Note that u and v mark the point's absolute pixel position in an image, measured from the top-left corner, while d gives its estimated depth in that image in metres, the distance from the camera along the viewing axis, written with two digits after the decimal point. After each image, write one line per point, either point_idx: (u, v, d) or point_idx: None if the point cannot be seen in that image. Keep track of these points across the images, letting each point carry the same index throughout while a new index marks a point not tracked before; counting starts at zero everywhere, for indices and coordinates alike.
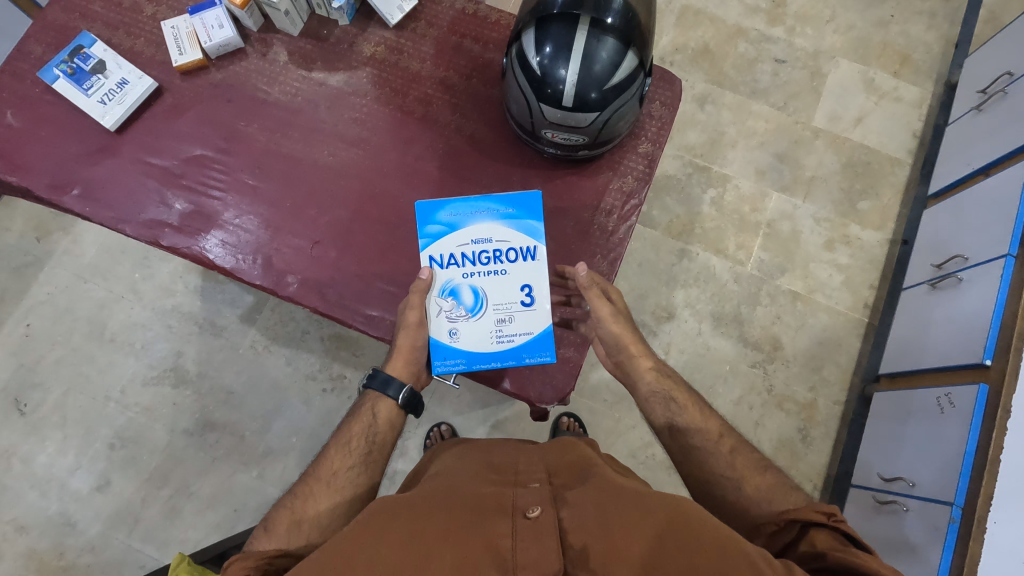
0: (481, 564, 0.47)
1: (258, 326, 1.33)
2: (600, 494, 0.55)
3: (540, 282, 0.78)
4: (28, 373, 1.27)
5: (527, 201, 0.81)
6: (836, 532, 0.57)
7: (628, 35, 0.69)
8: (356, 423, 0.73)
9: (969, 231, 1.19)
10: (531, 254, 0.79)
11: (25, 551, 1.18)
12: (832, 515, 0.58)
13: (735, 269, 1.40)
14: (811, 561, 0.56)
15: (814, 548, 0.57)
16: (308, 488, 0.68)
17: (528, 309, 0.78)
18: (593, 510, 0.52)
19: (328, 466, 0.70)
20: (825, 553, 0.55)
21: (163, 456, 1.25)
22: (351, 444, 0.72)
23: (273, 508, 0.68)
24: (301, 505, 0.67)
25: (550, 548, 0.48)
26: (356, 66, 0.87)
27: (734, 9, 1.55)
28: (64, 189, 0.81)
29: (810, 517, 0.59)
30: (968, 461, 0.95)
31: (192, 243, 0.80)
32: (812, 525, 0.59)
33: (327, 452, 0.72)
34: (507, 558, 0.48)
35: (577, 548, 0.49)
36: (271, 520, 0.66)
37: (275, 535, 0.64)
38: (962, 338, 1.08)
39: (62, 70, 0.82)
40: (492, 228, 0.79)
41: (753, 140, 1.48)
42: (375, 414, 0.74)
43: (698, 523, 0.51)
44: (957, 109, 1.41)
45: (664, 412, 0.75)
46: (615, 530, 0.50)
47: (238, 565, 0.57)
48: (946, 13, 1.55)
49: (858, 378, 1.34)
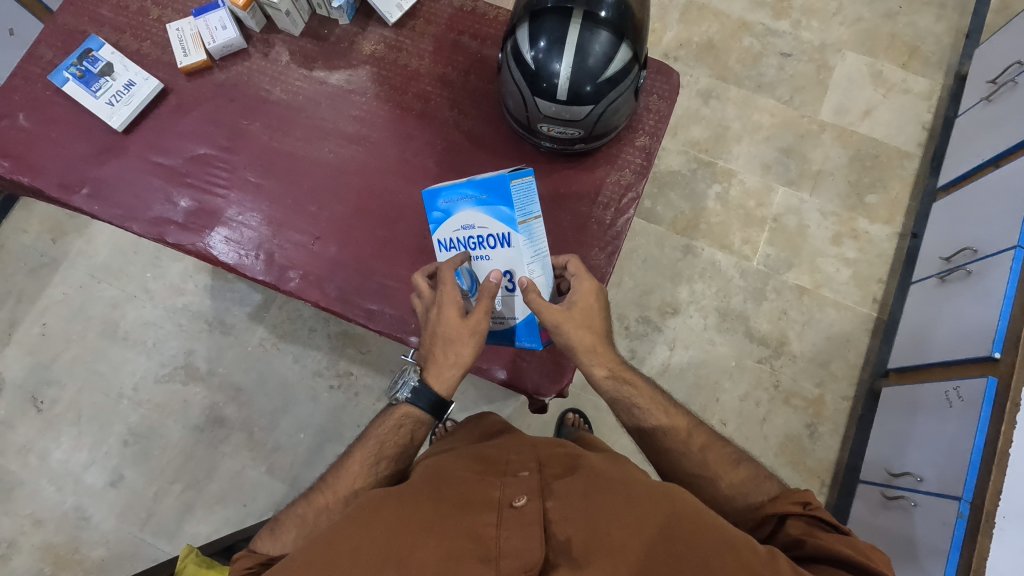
0: (466, 550, 0.48)
1: (266, 324, 1.35)
2: (587, 484, 0.56)
3: (519, 270, 0.71)
4: (45, 370, 1.30)
5: (498, 183, 0.69)
6: (813, 520, 0.61)
7: (622, 28, 0.70)
8: (387, 440, 0.72)
9: (978, 222, 1.18)
10: (507, 242, 0.70)
11: (42, 544, 1.21)
12: (806, 505, 0.63)
13: (741, 265, 1.39)
14: (792, 550, 0.59)
15: (793, 534, 0.60)
16: (321, 498, 0.70)
17: (513, 294, 0.72)
18: (578, 502, 0.54)
19: (347, 482, 0.70)
20: (803, 539, 0.59)
21: (174, 452, 1.27)
22: (378, 464, 0.71)
23: (285, 510, 0.71)
24: (312, 518, 0.69)
25: (533, 536, 0.49)
26: (355, 64, 0.88)
27: (738, 4, 1.54)
28: (73, 188, 0.83)
29: (787, 508, 0.63)
30: (975, 458, 0.94)
31: (197, 240, 0.82)
32: (790, 516, 0.63)
33: (349, 460, 0.72)
34: (491, 544, 0.49)
35: (561, 538, 0.50)
36: (280, 523, 0.69)
37: (281, 540, 0.68)
38: (970, 332, 1.07)
39: (72, 73, 0.84)
40: (473, 216, 0.71)
41: (758, 135, 1.47)
42: (412, 437, 0.72)
43: (682, 513, 0.52)
44: (966, 100, 1.39)
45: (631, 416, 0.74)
46: (599, 521, 0.51)
47: (245, 560, 0.65)
48: (955, 4, 1.53)
49: (866, 373, 1.33)
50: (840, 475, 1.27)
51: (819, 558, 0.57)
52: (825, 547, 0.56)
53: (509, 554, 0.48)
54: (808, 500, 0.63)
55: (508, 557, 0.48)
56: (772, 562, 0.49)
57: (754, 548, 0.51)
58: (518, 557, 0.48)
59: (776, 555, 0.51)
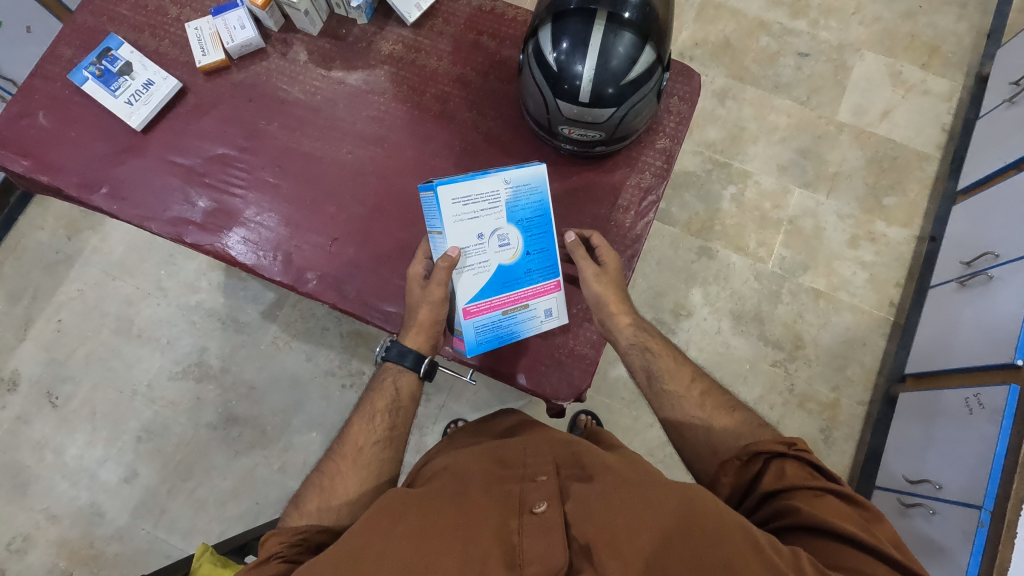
0: (491, 556, 0.49)
1: (278, 322, 1.35)
2: (606, 485, 0.55)
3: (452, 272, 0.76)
4: (59, 367, 1.31)
5: None
6: (800, 462, 0.59)
7: (645, 30, 0.69)
8: (378, 399, 0.72)
9: (1000, 226, 1.15)
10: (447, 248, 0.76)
11: (57, 539, 1.22)
12: (793, 445, 0.60)
13: (756, 267, 1.38)
14: (784, 516, 0.55)
15: (782, 480, 0.58)
16: (334, 465, 0.67)
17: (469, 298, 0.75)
18: (598, 504, 0.53)
19: (352, 442, 0.69)
20: (799, 506, 0.55)
21: (187, 450, 1.28)
22: (374, 419, 0.70)
23: (304, 486, 0.67)
24: (329, 483, 0.66)
25: (556, 542, 0.49)
26: (374, 64, 0.88)
27: (756, 3, 1.53)
28: (93, 187, 0.83)
29: (773, 448, 0.60)
30: (997, 465, 0.93)
31: (214, 240, 0.82)
32: (775, 457, 0.60)
33: (350, 428, 0.70)
34: (513, 551, 0.49)
35: (582, 541, 0.49)
36: (302, 498, 0.65)
37: (306, 512, 0.64)
38: (992, 337, 1.05)
39: (91, 73, 0.84)
40: None
41: (774, 136, 1.45)
42: (398, 388, 0.73)
43: (704, 513, 0.51)
44: (988, 101, 1.37)
45: (642, 358, 0.73)
46: (618, 523, 0.50)
47: (270, 542, 0.58)
48: (976, 3, 1.50)
49: (882, 378, 1.31)
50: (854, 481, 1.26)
51: (810, 527, 0.53)
52: (812, 512, 0.53)
53: (533, 560, 0.48)
54: (795, 442, 0.61)
55: (533, 563, 0.48)
56: (797, 560, 0.48)
57: (777, 548, 0.49)
58: (542, 562, 0.47)
59: (799, 553, 0.48)
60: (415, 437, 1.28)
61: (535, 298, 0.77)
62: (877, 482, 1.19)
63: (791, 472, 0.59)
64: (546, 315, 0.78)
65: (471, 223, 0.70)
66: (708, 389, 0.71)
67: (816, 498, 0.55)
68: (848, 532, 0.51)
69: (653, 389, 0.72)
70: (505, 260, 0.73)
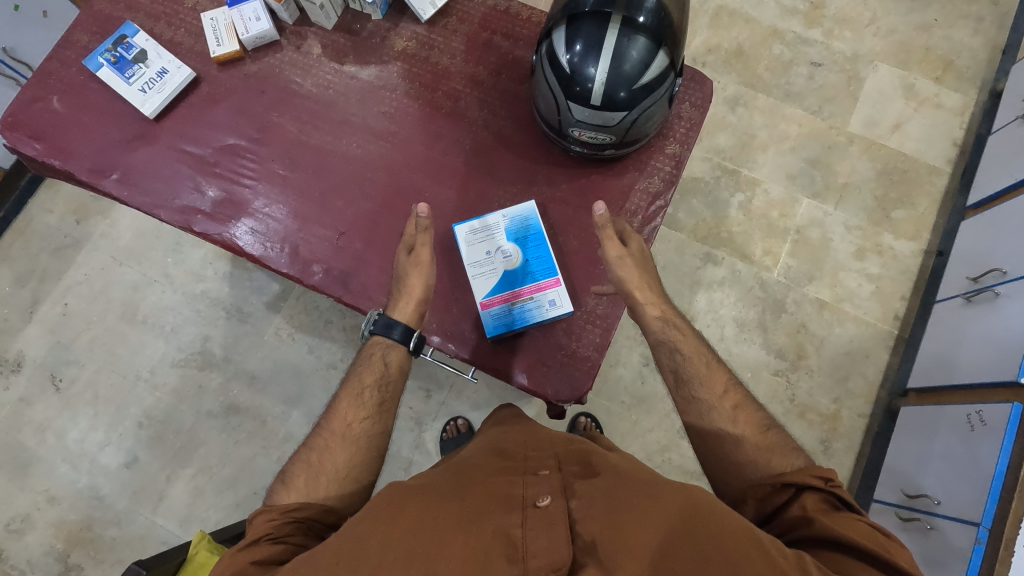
0: (494, 549, 0.48)
1: (283, 314, 1.36)
2: (611, 483, 0.55)
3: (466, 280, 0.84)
4: (64, 350, 1.32)
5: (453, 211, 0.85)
6: (831, 497, 0.58)
7: (659, 35, 0.69)
8: (367, 374, 0.72)
9: (1009, 243, 1.15)
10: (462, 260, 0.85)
11: (56, 521, 1.23)
12: (828, 481, 0.59)
13: (761, 276, 1.38)
14: (801, 527, 0.56)
15: (808, 510, 0.57)
16: (322, 442, 0.68)
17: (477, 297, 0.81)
18: (603, 500, 0.53)
19: (341, 418, 0.69)
20: (815, 518, 0.55)
21: (188, 437, 1.28)
22: (363, 394, 0.70)
23: (290, 463, 0.68)
24: (318, 459, 0.66)
25: (560, 535, 0.49)
26: (386, 60, 0.88)
27: (770, 10, 1.52)
28: (104, 173, 0.83)
29: (807, 479, 0.59)
30: (998, 483, 0.93)
31: (222, 230, 0.82)
32: (808, 488, 0.59)
33: (338, 402, 0.70)
34: (518, 544, 0.48)
35: (586, 538, 0.49)
36: (290, 474, 0.65)
37: (294, 488, 0.64)
38: (997, 353, 1.05)
39: (106, 59, 0.85)
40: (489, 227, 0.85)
41: (784, 144, 1.45)
42: (387, 363, 0.73)
43: (706, 514, 0.51)
44: (1001, 117, 1.37)
45: (671, 359, 0.73)
46: (624, 520, 0.50)
47: (262, 519, 0.59)
48: (993, 18, 1.50)
49: (884, 392, 1.31)
50: (852, 493, 1.25)
51: (830, 544, 0.53)
52: (831, 526, 0.54)
53: (537, 554, 0.47)
54: (830, 477, 0.60)
55: (536, 557, 0.47)
56: (800, 563, 0.48)
57: (780, 550, 0.49)
58: (547, 556, 0.47)
59: (804, 557, 0.49)
60: (414, 433, 1.28)
61: (539, 289, 0.78)
62: (875, 495, 1.19)
63: (819, 500, 0.58)
64: (551, 304, 0.78)
65: (478, 240, 0.80)
66: (739, 399, 0.70)
67: (846, 521, 0.54)
68: (865, 545, 0.51)
69: (682, 393, 0.72)
70: (510, 266, 0.79)
